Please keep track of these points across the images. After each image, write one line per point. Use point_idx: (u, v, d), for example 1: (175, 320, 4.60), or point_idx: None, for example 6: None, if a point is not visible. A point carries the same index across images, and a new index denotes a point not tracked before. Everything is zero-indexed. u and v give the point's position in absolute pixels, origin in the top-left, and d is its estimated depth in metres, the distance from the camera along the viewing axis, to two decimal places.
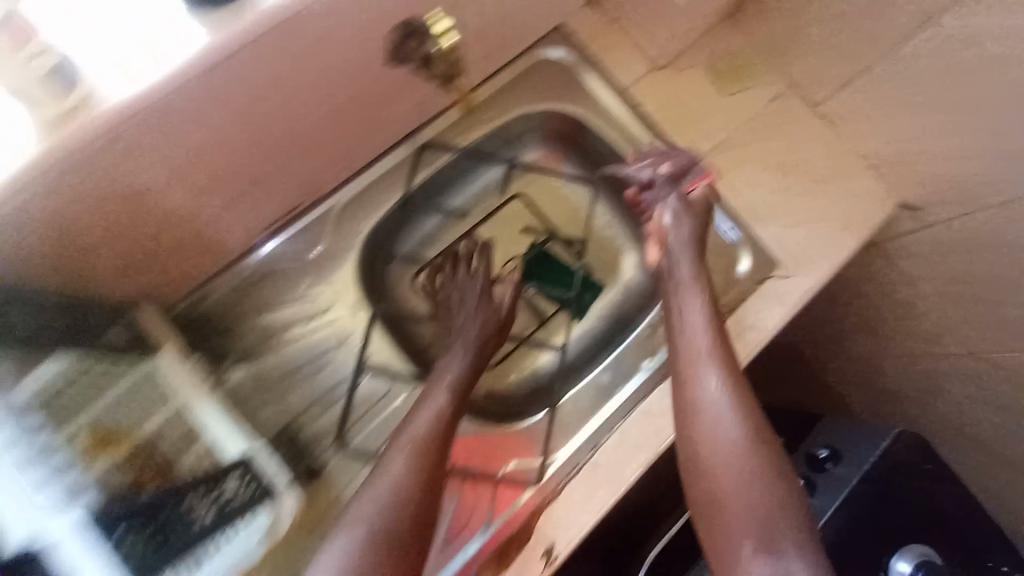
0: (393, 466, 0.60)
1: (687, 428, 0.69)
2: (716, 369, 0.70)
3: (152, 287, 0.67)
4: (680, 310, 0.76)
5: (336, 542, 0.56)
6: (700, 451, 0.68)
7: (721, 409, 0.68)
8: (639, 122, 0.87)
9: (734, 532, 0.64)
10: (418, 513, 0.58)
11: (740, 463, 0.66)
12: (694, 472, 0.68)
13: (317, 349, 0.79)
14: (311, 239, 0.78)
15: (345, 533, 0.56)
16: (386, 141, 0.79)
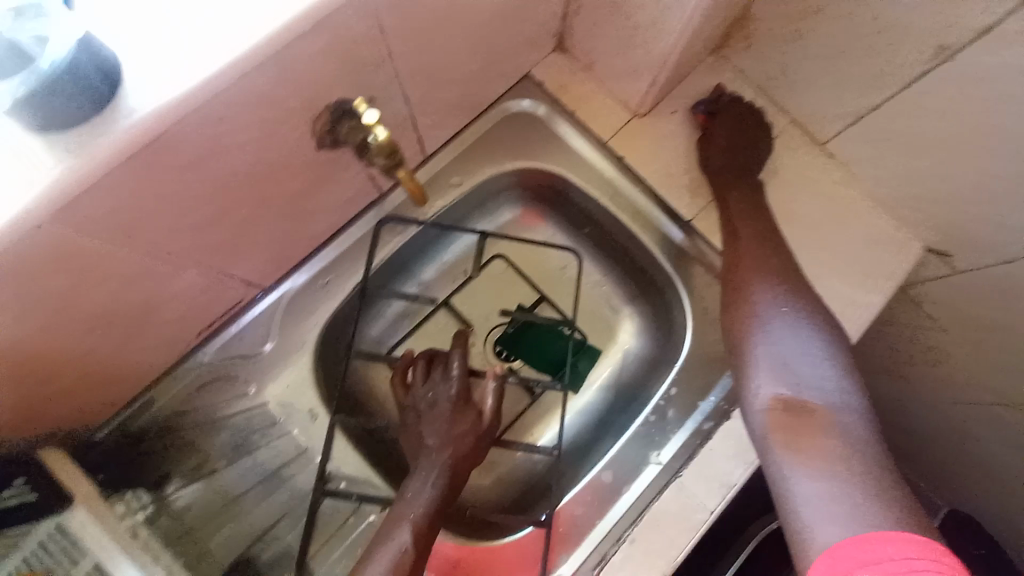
0: None
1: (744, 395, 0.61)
2: (780, 310, 0.62)
3: (76, 415, 0.60)
4: (746, 285, 0.66)
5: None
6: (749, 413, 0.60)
7: (772, 379, 0.59)
8: (625, 174, 0.77)
9: (795, 497, 0.52)
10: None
11: (799, 418, 0.56)
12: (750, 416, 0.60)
13: (271, 461, 0.69)
14: (259, 336, 0.69)
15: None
16: (337, 221, 0.70)
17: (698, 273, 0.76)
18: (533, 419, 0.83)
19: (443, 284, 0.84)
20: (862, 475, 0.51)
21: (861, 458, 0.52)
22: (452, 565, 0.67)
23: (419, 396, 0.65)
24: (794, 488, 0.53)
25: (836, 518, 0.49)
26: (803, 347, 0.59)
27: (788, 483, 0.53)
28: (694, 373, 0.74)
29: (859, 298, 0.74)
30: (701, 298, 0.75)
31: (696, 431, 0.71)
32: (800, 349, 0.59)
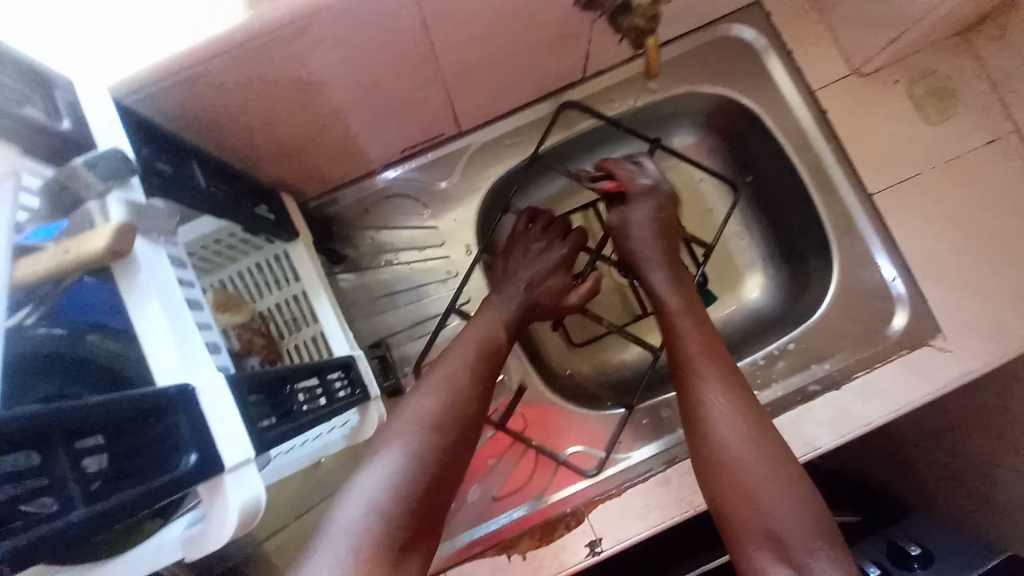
0: (451, 366, 0.59)
1: (702, 434, 0.60)
2: (717, 378, 0.62)
3: (297, 180, 0.69)
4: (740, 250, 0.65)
5: (380, 458, 0.51)
6: (719, 474, 0.58)
7: (726, 417, 0.60)
8: (821, 130, 0.76)
9: (783, 542, 0.53)
10: (451, 460, 0.53)
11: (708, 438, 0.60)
12: (740, 516, 0.56)
13: (418, 278, 0.79)
14: (442, 171, 0.77)
15: (391, 446, 0.51)
16: (541, 90, 0.75)
17: (860, 248, 0.75)
18: (638, 332, 0.87)
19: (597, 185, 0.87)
20: (823, 510, 0.54)
21: (810, 491, 0.55)
22: (540, 412, 0.78)
23: (533, 239, 0.74)
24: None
25: (812, 548, 0.52)
26: (713, 396, 0.61)
27: (765, 515, 0.54)
28: (814, 339, 0.76)
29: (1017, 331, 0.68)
30: (851, 273, 0.75)
31: (799, 390, 0.73)
32: (718, 398, 0.61)
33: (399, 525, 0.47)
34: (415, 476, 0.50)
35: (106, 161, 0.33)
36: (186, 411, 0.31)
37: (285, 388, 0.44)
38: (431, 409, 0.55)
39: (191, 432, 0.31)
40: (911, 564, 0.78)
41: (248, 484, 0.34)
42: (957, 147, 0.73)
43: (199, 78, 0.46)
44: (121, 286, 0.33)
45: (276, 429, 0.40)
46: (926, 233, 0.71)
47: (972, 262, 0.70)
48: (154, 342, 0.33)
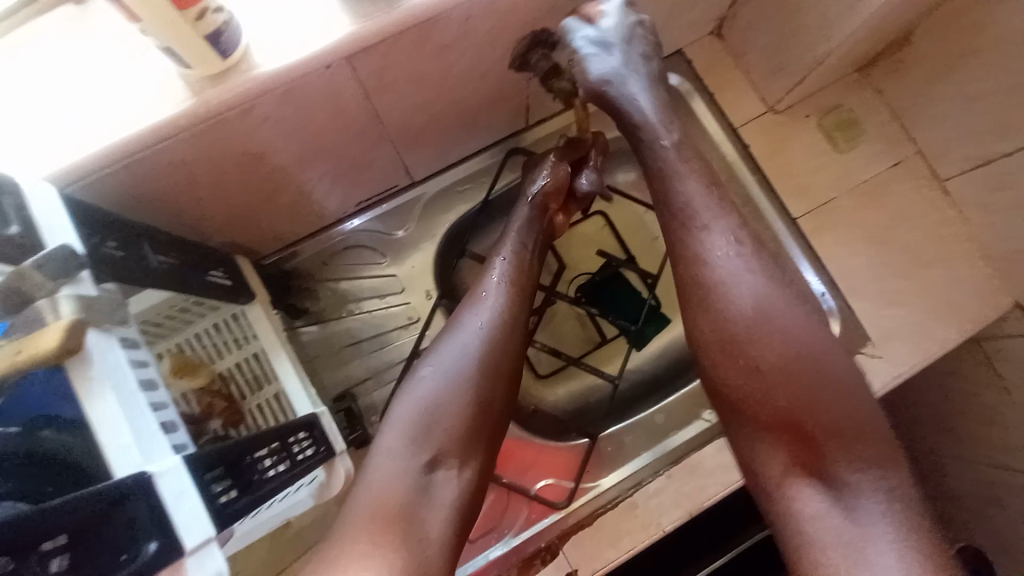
0: (489, 283, 0.63)
1: (748, 360, 0.54)
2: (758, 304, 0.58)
3: (253, 240, 0.70)
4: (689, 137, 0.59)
5: (429, 365, 0.58)
6: (759, 392, 0.54)
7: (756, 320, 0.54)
8: (748, 162, 0.83)
9: (835, 438, 0.50)
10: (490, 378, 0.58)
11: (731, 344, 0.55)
12: (761, 415, 0.54)
13: (382, 325, 0.80)
14: (398, 220, 0.80)
15: (441, 355, 0.58)
16: (488, 140, 0.80)
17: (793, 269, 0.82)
18: (597, 360, 0.90)
19: None
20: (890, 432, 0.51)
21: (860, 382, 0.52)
22: (507, 450, 0.78)
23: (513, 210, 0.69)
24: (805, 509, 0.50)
25: (851, 448, 0.50)
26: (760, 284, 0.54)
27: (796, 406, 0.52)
28: None
29: (930, 334, 0.76)
30: None
31: None
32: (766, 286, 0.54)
33: (446, 417, 0.56)
34: (456, 384, 0.57)
35: (53, 260, 0.35)
36: (143, 498, 0.32)
37: (247, 458, 0.45)
38: (480, 321, 0.60)
39: (150, 518, 0.33)
40: None
41: (212, 561, 0.35)
42: (867, 171, 0.81)
43: (146, 161, 0.48)
44: (74, 383, 0.34)
45: (239, 502, 0.41)
46: (845, 252, 0.79)
47: (884, 274, 0.78)
48: (110, 433, 0.34)
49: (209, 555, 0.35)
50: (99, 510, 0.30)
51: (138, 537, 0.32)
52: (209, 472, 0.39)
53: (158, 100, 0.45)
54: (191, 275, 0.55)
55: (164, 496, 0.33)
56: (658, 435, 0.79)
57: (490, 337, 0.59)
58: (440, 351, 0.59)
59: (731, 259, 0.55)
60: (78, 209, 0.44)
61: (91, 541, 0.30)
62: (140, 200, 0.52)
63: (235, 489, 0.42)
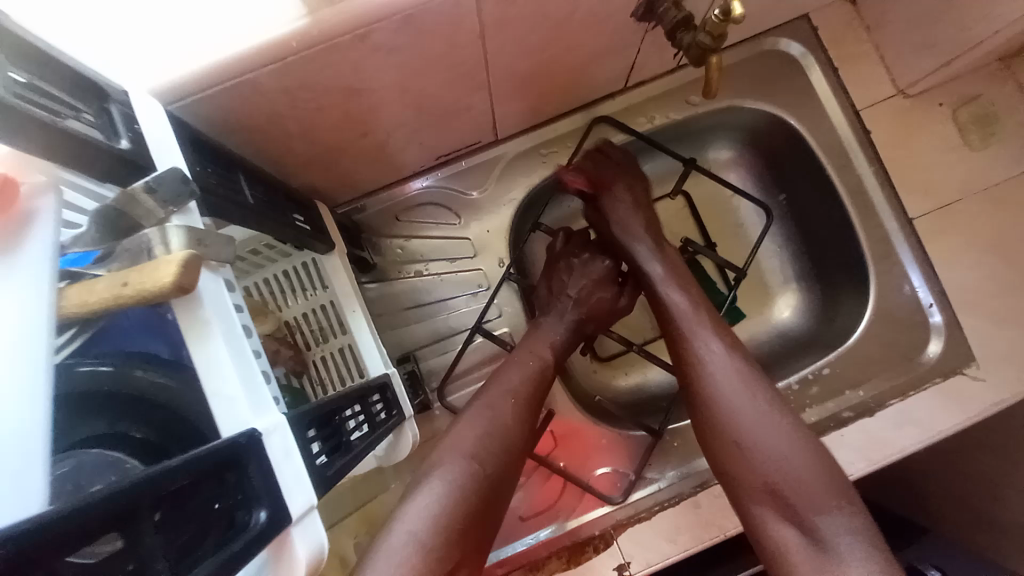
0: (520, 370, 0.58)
1: (704, 404, 0.59)
2: (729, 388, 0.58)
3: (329, 185, 0.66)
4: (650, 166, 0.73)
5: (442, 467, 0.49)
6: (734, 464, 0.56)
7: (712, 375, 0.59)
8: (864, 150, 0.75)
9: (795, 495, 0.52)
10: (491, 502, 0.50)
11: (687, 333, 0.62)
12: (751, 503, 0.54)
13: (449, 289, 0.76)
14: (477, 179, 0.75)
15: (451, 465, 0.49)
16: (583, 99, 0.73)
17: (898, 274, 0.74)
18: (662, 350, 0.85)
19: None
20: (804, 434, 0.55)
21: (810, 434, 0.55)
22: (567, 432, 0.76)
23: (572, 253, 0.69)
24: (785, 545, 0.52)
25: (834, 518, 0.51)
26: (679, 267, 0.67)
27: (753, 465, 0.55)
28: (849, 363, 0.75)
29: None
30: (888, 298, 0.74)
31: (831, 414, 0.73)
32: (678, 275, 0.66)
33: (470, 529, 0.47)
34: (485, 478, 0.50)
35: (166, 182, 0.31)
36: (255, 460, 0.29)
37: (336, 419, 0.42)
38: (507, 413, 0.54)
39: (261, 482, 0.29)
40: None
41: (313, 530, 0.32)
42: (1004, 173, 0.72)
43: (247, 84, 0.43)
44: (182, 327, 0.31)
45: (333, 466, 0.38)
46: (965, 261, 0.71)
47: (1007, 291, 0.69)
48: (218, 385, 0.31)
49: (311, 525, 0.32)
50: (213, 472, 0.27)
51: (246, 503, 0.29)
52: (306, 433, 0.37)
53: (268, 16, 0.40)
54: (275, 218, 0.51)
55: (271, 459, 0.30)
56: None
57: (515, 417, 0.54)
58: (465, 440, 0.51)
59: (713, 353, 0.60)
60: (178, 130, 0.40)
61: (193, 509, 0.26)
62: (231, 127, 0.48)
63: (327, 452, 0.39)
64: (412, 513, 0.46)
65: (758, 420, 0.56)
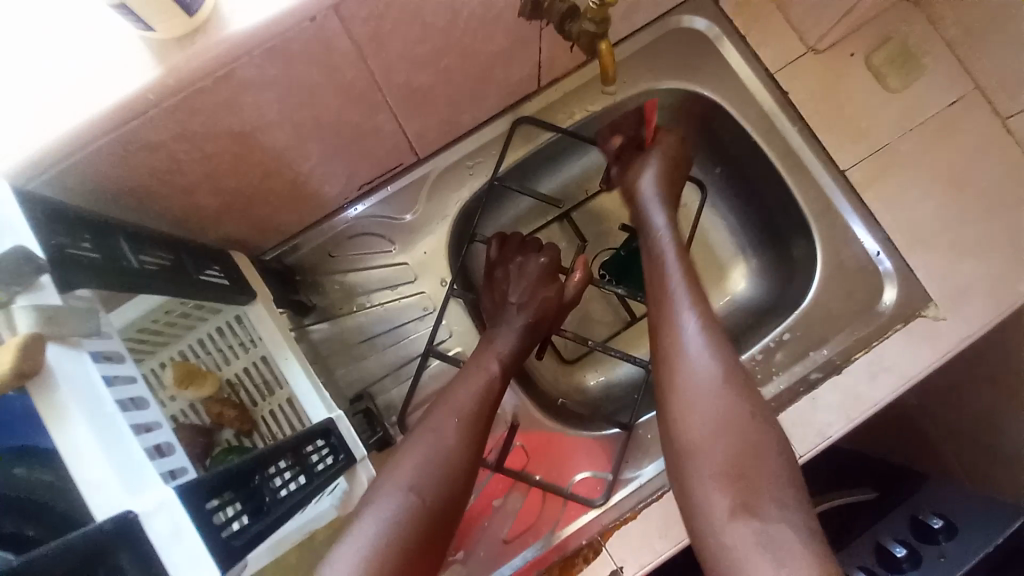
0: (467, 392, 0.56)
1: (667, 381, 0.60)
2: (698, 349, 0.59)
3: (249, 233, 0.64)
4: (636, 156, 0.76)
5: (378, 505, 0.48)
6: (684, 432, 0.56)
7: (701, 380, 0.57)
8: (786, 111, 0.75)
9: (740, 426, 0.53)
10: (434, 536, 0.49)
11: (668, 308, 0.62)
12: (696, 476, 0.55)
13: (396, 317, 0.74)
14: (407, 201, 0.72)
15: (387, 497, 0.49)
16: (498, 104, 0.72)
17: (842, 226, 0.74)
18: (626, 342, 0.84)
19: (564, 196, 0.85)
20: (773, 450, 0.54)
21: (792, 474, 0.53)
22: (539, 443, 0.74)
23: (509, 257, 0.67)
24: (723, 527, 0.51)
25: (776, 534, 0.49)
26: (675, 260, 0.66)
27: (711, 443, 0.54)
28: (809, 324, 0.74)
29: (1001, 287, 0.67)
30: (836, 253, 0.74)
31: (801, 379, 0.72)
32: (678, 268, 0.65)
33: (403, 566, 0.46)
34: (422, 512, 0.49)
35: (6, 264, 0.31)
36: (129, 546, 0.29)
37: (255, 481, 0.40)
38: (450, 437, 0.52)
39: (138, 566, 0.30)
40: (938, 537, 0.77)
41: None
42: (925, 110, 0.71)
43: (120, 142, 0.43)
44: (43, 414, 0.31)
45: (245, 532, 0.37)
46: (902, 204, 0.70)
47: (948, 227, 0.69)
48: (83, 466, 0.30)
49: None
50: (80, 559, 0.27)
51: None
52: (210, 503, 0.35)
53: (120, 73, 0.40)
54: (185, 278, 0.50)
55: (151, 537, 0.30)
56: None
57: (462, 443, 0.52)
58: (404, 473, 0.50)
59: (693, 329, 0.60)
60: (35, 205, 0.39)
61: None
62: (116, 187, 0.47)
63: (245, 515, 0.38)
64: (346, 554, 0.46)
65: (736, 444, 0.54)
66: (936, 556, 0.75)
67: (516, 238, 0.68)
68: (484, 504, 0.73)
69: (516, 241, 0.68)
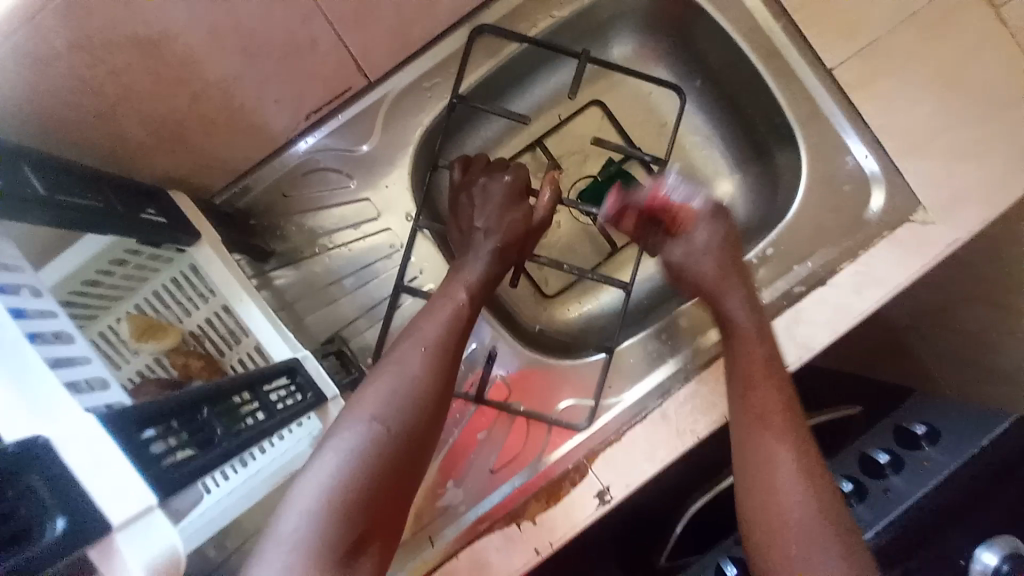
0: (434, 326, 0.55)
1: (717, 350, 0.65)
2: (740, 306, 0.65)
3: (191, 171, 0.60)
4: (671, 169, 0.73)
5: (343, 434, 0.48)
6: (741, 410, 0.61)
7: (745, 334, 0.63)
8: (767, 7, 0.69)
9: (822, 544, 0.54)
10: (403, 467, 0.49)
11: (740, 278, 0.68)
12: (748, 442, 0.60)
13: (363, 258, 0.70)
14: (362, 131, 0.67)
15: (353, 427, 0.48)
16: (453, 15, 0.65)
17: (830, 132, 0.69)
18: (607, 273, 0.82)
19: (536, 121, 0.80)
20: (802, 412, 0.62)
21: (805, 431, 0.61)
22: (520, 377, 0.73)
23: (472, 181, 0.64)
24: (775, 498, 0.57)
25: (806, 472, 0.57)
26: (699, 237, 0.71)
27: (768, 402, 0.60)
28: (796, 236, 0.70)
29: (992, 188, 0.63)
30: (823, 160, 0.69)
31: (785, 294, 0.69)
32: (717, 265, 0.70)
33: (370, 495, 0.46)
34: (388, 442, 0.48)
35: None
36: (44, 469, 0.28)
37: (202, 415, 0.39)
38: (418, 366, 0.52)
39: (53, 492, 0.28)
40: (920, 443, 0.77)
41: (147, 538, 0.31)
42: None
43: None
44: None
45: (187, 465, 0.36)
46: (892, 104, 0.65)
47: (940, 127, 0.65)
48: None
49: (144, 533, 0.31)
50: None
51: (44, 512, 0.28)
52: (147, 434, 0.34)
53: None
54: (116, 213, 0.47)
55: (71, 464, 0.29)
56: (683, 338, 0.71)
57: (431, 373, 0.52)
58: (372, 401, 0.50)
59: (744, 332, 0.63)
60: None
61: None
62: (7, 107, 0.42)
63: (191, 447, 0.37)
64: (309, 483, 0.45)
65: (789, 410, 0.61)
66: (918, 462, 0.74)
67: (477, 161, 0.65)
68: (469, 438, 0.72)
69: (478, 165, 0.65)
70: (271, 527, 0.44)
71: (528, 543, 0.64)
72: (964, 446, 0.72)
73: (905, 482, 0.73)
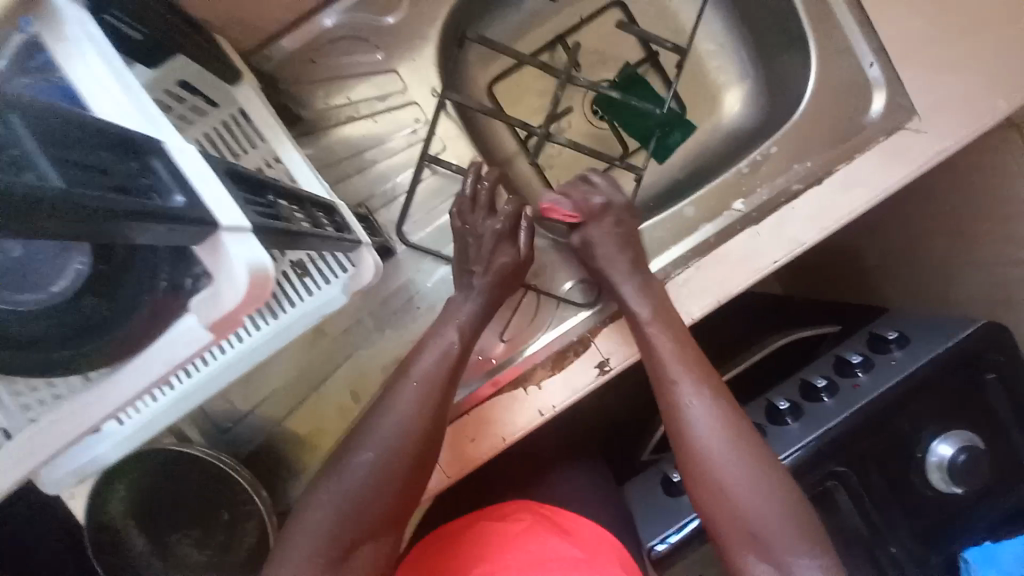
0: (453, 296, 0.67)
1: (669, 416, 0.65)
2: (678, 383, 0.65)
3: (229, 23, 0.62)
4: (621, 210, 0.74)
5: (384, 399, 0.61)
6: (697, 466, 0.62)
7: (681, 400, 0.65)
8: None
9: (766, 546, 0.58)
10: (424, 412, 0.59)
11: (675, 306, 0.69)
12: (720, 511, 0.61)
13: (386, 133, 0.74)
14: (389, 4, 0.69)
15: (384, 419, 0.59)
16: None
17: (840, 36, 0.72)
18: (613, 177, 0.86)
19: (558, 19, 0.83)
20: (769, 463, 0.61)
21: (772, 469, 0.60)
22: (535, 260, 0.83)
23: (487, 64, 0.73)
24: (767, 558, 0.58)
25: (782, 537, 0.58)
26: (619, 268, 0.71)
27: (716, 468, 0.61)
28: (794, 139, 0.75)
29: (983, 98, 0.67)
30: (831, 61, 0.73)
31: (782, 191, 0.73)
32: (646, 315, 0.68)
33: (387, 475, 0.57)
34: (408, 431, 0.59)
35: None
36: (160, 157, 0.35)
37: (268, 198, 0.45)
38: (434, 355, 0.63)
39: (170, 175, 0.35)
40: (889, 347, 0.82)
41: (248, 247, 0.37)
42: None
43: None
44: (58, 51, 0.37)
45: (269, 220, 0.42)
46: (897, 7, 0.68)
47: (939, 36, 0.68)
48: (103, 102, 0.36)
49: (244, 241, 0.37)
50: (111, 142, 0.32)
51: (161, 188, 0.34)
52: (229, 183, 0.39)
53: None
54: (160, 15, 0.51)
55: (180, 166, 0.35)
56: (684, 227, 0.77)
57: (440, 378, 0.62)
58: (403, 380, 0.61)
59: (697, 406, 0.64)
60: None
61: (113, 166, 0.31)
62: None
63: (264, 210, 0.43)
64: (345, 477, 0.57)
65: (748, 468, 0.60)
66: (885, 361, 0.80)
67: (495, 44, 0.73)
68: None
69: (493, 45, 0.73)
70: (320, 489, 0.57)
71: (532, 404, 0.70)
72: (929, 346, 0.78)
73: (873, 380, 0.79)
